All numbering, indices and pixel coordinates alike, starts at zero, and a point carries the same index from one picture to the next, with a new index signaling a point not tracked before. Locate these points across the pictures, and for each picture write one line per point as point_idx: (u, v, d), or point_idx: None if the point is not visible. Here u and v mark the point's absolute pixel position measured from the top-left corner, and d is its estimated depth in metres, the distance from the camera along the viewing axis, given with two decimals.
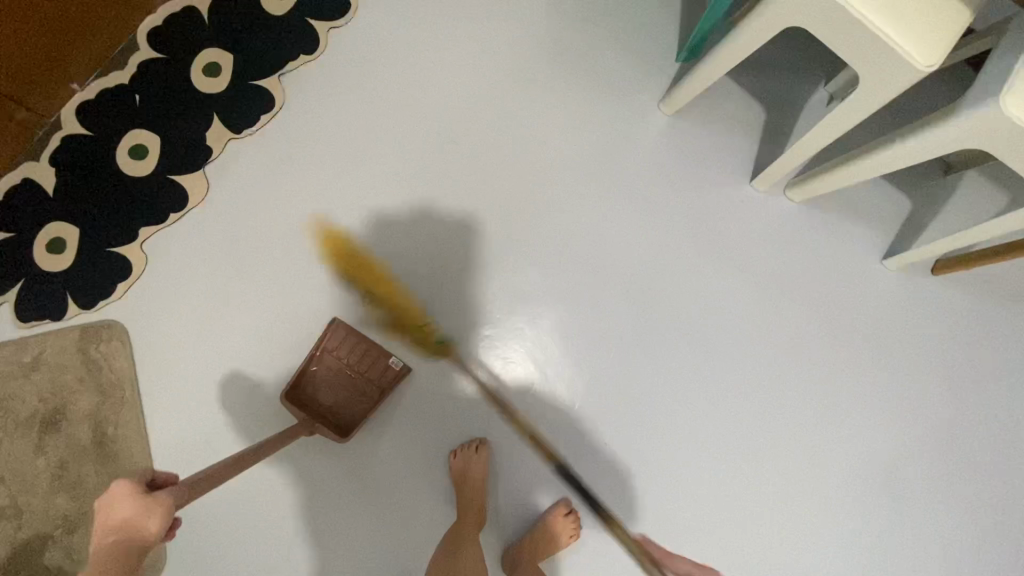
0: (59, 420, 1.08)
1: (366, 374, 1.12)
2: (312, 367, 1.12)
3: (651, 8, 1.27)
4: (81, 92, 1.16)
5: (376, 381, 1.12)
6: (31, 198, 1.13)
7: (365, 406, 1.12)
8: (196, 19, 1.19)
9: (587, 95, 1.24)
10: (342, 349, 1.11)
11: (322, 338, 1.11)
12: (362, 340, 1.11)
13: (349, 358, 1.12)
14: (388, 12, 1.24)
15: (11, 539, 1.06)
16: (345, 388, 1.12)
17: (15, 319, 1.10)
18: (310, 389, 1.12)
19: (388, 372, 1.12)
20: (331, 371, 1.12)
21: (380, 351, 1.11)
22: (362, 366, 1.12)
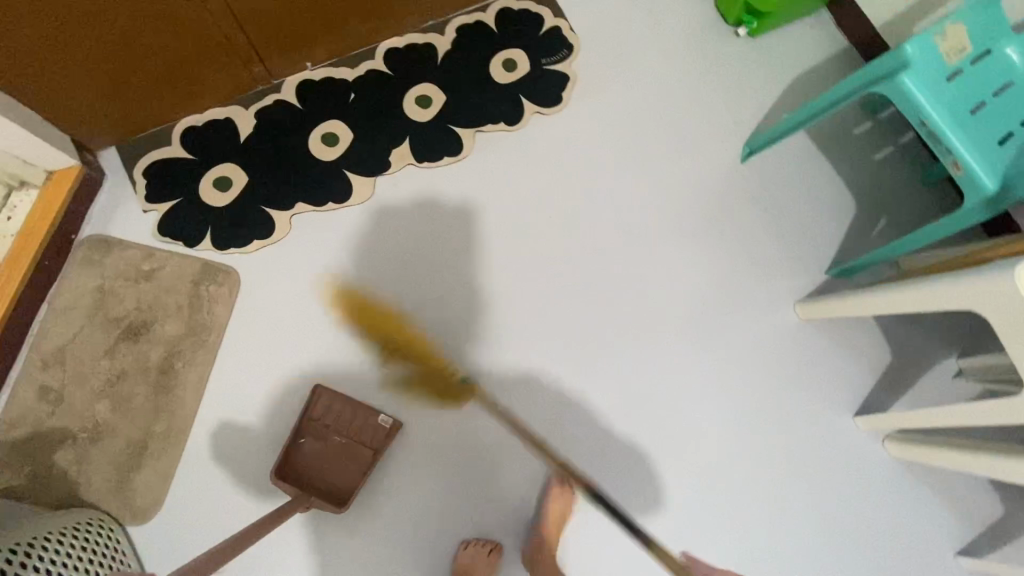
0: (140, 334, 1.11)
1: (358, 436, 1.10)
2: (300, 440, 1.10)
3: (821, 218, 1.32)
4: (309, 71, 1.28)
5: (366, 443, 1.10)
6: (223, 136, 1.22)
7: (359, 471, 1.10)
8: (431, 55, 1.31)
9: (732, 267, 1.28)
10: (330, 415, 1.10)
11: (307, 408, 1.10)
12: (349, 403, 1.11)
13: (337, 425, 1.10)
14: (591, 117, 1.33)
15: (40, 421, 1.07)
16: (335, 456, 1.10)
17: (156, 229, 1.16)
18: (300, 461, 1.09)
19: (378, 433, 1.11)
20: (321, 440, 1.10)
21: (367, 413, 1.11)
22: (352, 429, 1.10)
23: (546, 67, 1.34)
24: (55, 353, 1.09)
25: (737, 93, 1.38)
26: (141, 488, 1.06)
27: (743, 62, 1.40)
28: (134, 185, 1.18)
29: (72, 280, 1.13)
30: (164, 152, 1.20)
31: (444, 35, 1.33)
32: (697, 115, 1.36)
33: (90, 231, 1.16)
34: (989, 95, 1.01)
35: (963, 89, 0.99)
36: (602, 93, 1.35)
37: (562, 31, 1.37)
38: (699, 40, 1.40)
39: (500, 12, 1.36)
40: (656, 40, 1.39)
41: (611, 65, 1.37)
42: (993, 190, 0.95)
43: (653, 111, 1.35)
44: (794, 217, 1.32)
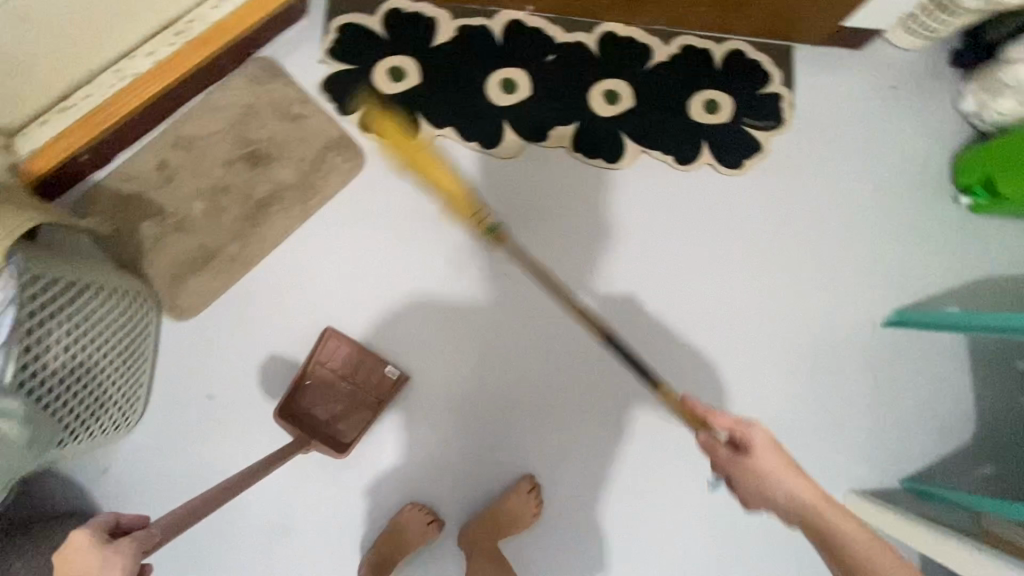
0: (259, 163, 1.16)
1: (363, 383, 1.11)
2: (306, 383, 1.11)
3: (920, 424, 1.21)
4: (526, 14, 1.25)
5: (371, 391, 1.12)
6: (420, 31, 1.23)
7: (362, 421, 1.11)
8: (643, 58, 1.25)
9: (804, 415, 1.21)
10: (336, 360, 1.11)
11: (314, 352, 1.11)
12: (359, 350, 1.12)
13: (342, 371, 1.11)
14: (757, 199, 1.25)
15: (144, 187, 1.14)
16: (338, 403, 1.11)
17: (321, 83, 1.20)
18: (302, 405, 1.10)
19: (383, 382, 1.12)
20: (325, 385, 1.11)
21: (374, 362, 1.12)
22: (358, 375, 1.12)
23: (744, 128, 1.25)
24: (185, 139, 1.15)
25: (912, 258, 1.25)
26: (188, 292, 1.12)
27: (938, 231, 1.26)
28: (325, 34, 1.21)
29: (232, 86, 1.18)
30: (365, 20, 1.22)
31: (667, 45, 1.26)
32: (858, 255, 1.25)
33: (270, 53, 1.20)
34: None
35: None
36: (781, 183, 1.26)
37: (780, 101, 1.27)
38: (907, 185, 1.27)
39: (732, 52, 1.28)
40: (864, 161, 1.28)
41: (806, 160, 1.27)
42: None
43: (818, 226, 1.26)
44: (890, 407, 1.22)
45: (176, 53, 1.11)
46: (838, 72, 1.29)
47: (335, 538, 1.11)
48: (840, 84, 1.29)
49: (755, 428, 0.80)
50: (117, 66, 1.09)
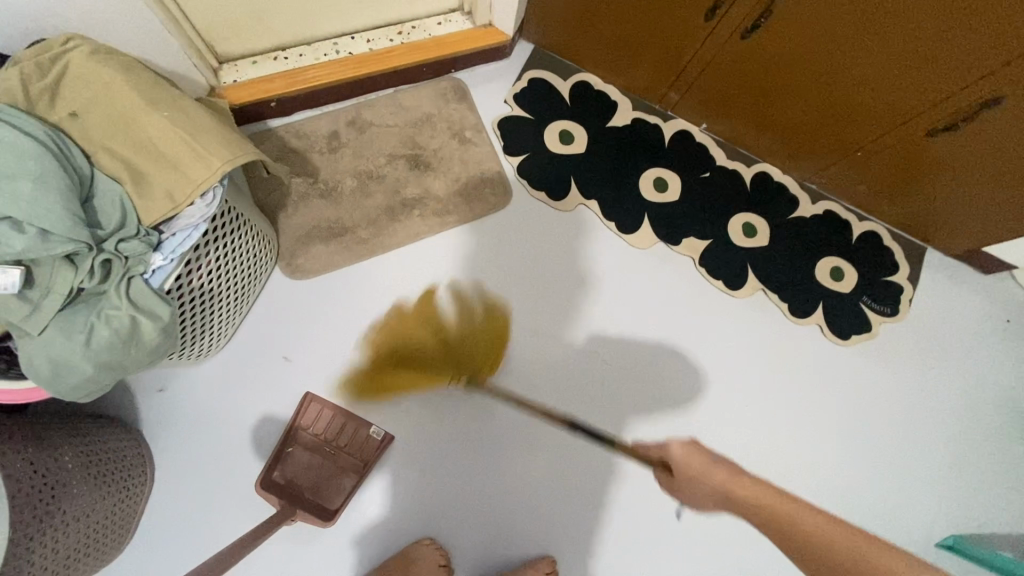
0: (417, 167, 1.22)
1: (346, 449, 1.06)
2: (287, 448, 1.05)
3: None
4: (697, 130, 1.33)
5: (355, 455, 1.06)
6: (599, 110, 1.31)
7: (346, 484, 1.05)
8: (788, 207, 1.31)
9: None
10: (318, 423, 1.06)
11: (296, 417, 1.06)
12: (340, 414, 1.07)
13: (324, 436, 1.06)
14: (853, 375, 1.26)
15: (309, 148, 1.19)
16: (318, 470, 1.05)
17: (498, 120, 1.28)
18: (286, 471, 1.04)
19: (368, 446, 1.07)
20: (308, 450, 1.06)
21: (354, 425, 1.07)
22: (341, 440, 1.06)
23: (861, 304, 1.28)
24: (363, 122, 1.22)
25: (984, 490, 1.24)
26: (308, 255, 1.14)
27: (1015, 473, 1.25)
28: (517, 81, 1.30)
29: (421, 93, 1.26)
30: (556, 82, 1.31)
31: (813, 204, 1.32)
32: (934, 466, 1.24)
33: (464, 78, 1.29)
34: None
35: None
36: (881, 369, 1.27)
37: (900, 293, 1.31)
38: (996, 417, 1.28)
39: (869, 232, 1.33)
40: (963, 378, 1.29)
41: (910, 357, 1.29)
42: None
43: (903, 424, 1.25)
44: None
45: (391, 48, 1.19)
46: (960, 287, 1.34)
47: (343, 547, 1.06)
48: (959, 299, 1.33)
49: (668, 446, 0.68)
50: (337, 41, 1.18)
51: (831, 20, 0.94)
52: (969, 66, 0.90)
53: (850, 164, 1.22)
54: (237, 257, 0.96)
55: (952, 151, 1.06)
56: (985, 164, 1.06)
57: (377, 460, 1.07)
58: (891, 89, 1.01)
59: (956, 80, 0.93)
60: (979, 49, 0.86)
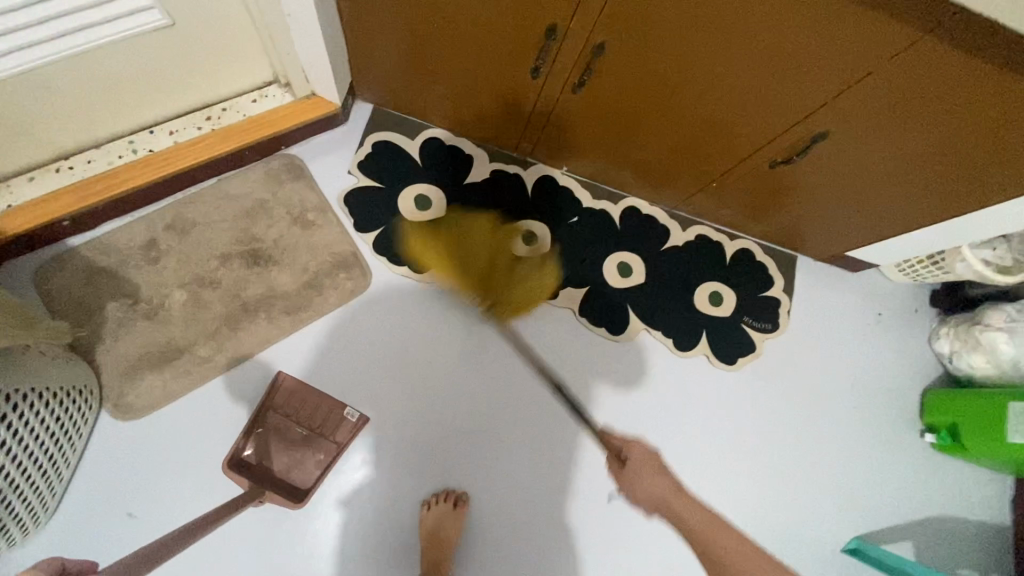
0: (257, 264, 1.09)
1: (318, 428, 1.05)
2: (258, 428, 1.03)
3: None
4: (559, 172, 1.28)
5: (327, 434, 1.05)
6: (453, 166, 1.23)
7: (318, 468, 1.04)
8: (661, 238, 1.29)
9: None
10: (291, 403, 1.04)
11: (267, 398, 1.04)
12: (315, 393, 1.05)
13: (296, 416, 1.04)
14: (745, 398, 1.27)
15: (124, 264, 1.04)
16: (290, 453, 1.03)
17: (343, 193, 1.17)
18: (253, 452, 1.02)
19: (340, 427, 1.06)
20: (279, 435, 1.03)
21: (330, 409, 1.05)
22: (314, 419, 1.05)
23: (743, 325, 1.29)
24: (184, 222, 1.08)
25: (879, 484, 1.29)
26: (141, 388, 1.01)
27: (903, 461, 1.31)
28: (359, 147, 1.20)
29: (249, 178, 1.12)
30: (402, 143, 1.22)
31: (684, 231, 1.31)
32: (830, 470, 1.27)
33: (297, 152, 1.16)
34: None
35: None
36: (769, 386, 1.28)
37: (779, 306, 1.32)
38: (880, 410, 1.33)
39: (742, 250, 1.33)
40: (846, 379, 1.33)
41: (795, 367, 1.31)
42: None
43: (797, 436, 1.27)
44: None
45: (200, 137, 1.05)
46: (832, 289, 1.37)
47: None
48: (832, 302, 1.37)
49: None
50: (133, 138, 1.03)
51: (658, 71, 0.88)
52: (797, 107, 0.87)
53: (710, 192, 1.21)
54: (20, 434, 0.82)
55: (797, 177, 1.06)
56: (828, 187, 1.07)
57: (351, 444, 1.06)
58: (729, 130, 0.98)
59: (786, 120, 0.91)
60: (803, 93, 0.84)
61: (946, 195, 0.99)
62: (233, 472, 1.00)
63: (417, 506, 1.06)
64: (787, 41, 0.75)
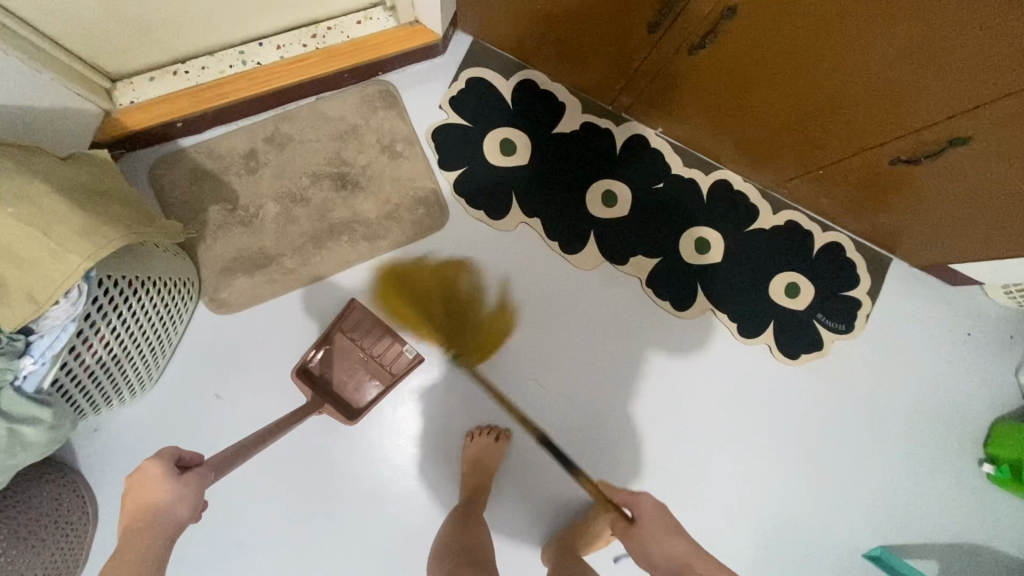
0: (344, 188, 1.13)
1: (380, 357, 1.10)
2: (325, 346, 1.09)
3: None
4: (652, 133, 1.22)
5: (387, 365, 1.10)
6: (545, 114, 1.20)
7: (374, 390, 1.09)
8: (746, 218, 1.23)
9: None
10: (358, 330, 1.10)
11: (337, 321, 1.10)
12: (381, 325, 1.10)
13: (361, 342, 1.10)
14: (799, 395, 1.25)
15: (226, 171, 1.11)
16: (351, 372, 1.09)
17: (432, 127, 1.17)
18: (318, 367, 1.08)
19: (399, 360, 1.10)
20: (343, 353, 1.10)
21: (391, 338, 1.11)
22: (376, 349, 1.10)
23: (815, 322, 1.24)
24: (282, 137, 1.12)
25: (922, 501, 1.26)
26: (233, 289, 1.10)
27: (955, 485, 1.27)
28: (453, 81, 1.18)
29: (345, 101, 1.14)
30: (496, 82, 1.19)
31: (774, 214, 1.24)
32: (873, 478, 1.25)
33: (393, 80, 1.16)
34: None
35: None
36: (827, 387, 1.25)
37: (858, 309, 1.26)
38: (941, 432, 1.28)
39: (832, 243, 1.25)
40: (913, 394, 1.27)
41: (860, 374, 1.26)
42: None
43: (845, 442, 1.25)
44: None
45: (305, 55, 1.07)
46: (921, 300, 1.28)
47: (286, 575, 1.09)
48: (918, 313, 1.28)
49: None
50: (243, 49, 1.06)
51: (789, 45, 0.80)
52: (941, 107, 0.78)
53: (819, 178, 1.12)
54: (148, 314, 0.94)
55: (915, 179, 0.97)
56: (948, 195, 0.98)
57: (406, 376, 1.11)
58: (853, 118, 0.89)
59: (955, 126, 0.80)
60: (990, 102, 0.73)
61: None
62: (299, 379, 1.06)
63: (462, 436, 1.12)
64: (967, 39, 0.66)
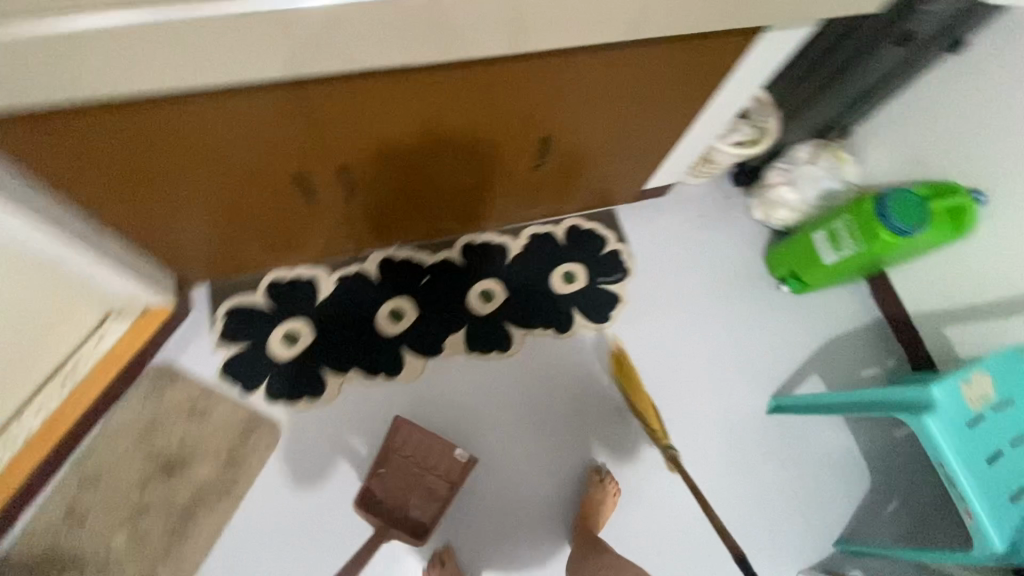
0: (175, 471, 1.18)
1: (432, 469, 1.25)
2: (379, 470, 1.25)
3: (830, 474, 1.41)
4: (393, 249, 1.43)
5: (442, 475, 1.25)
6: (304, 294, 1.36)
7: (430, 506, 1.23)
8: (501, 255, 1.49)
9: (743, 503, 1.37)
10: (408, 446, 1.25)
11: (389, 440, 1.26)
12: (427, 438, 1.25)
13: (417, 455, 1.25)
14: (634, 340, 1.47)
15: (56, 540, 1.11)
16: (409, 488, 1.24)
17: (219, 369, 1.26)
18: (376, 488, 1.24)
19: (449, 465, 1.26)
20: (400, 470, 1.25)
21: (443, 445, 1.26)
22: (430, 462, 1.26)
23: (601, 285, 1.50)
24: (90, 474, 1.15)
25: (768, 342, 1.51)
26: None
27: (778, 315, 1.53)
28: (212, 323, 1.29)
29: (128, 405, 1.20)
30: (247, 299, 1.32)
31: (517, 239, 1.51)
32: (727, 354, 1.48)
33: (160, 359, 1.25)
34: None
35: (999, 423, 1.08)
36: (646, 320, 1.49)
37: (620, 255, 1.54)
38: (740, 288, 1.57)
39: (570, 227, 1.55)
40: (703, 279, 1.55)
41: (660, 293, 1.52)
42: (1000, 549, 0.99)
43: (689, 345, 1.48)
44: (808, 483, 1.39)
45: (69, 394, 1.16)
46: (655, 217, 1.60)
47: None
48: (660, 227, 1.59)
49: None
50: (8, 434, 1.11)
51: (405, 153, 1.04)
52: (521, 124, 1.05)
53: (519, 198, 1.39)
54: None
55: (564, 162, 1.26)
56: (591, 157, 1.28)
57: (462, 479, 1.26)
58: (489, 160, 1.16)
59: (515, 126, 1.04)
60: (512, 105, 0.97)
61: (688, 110, 1.17)
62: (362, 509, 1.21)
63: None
64: (484, 92, 0.92)
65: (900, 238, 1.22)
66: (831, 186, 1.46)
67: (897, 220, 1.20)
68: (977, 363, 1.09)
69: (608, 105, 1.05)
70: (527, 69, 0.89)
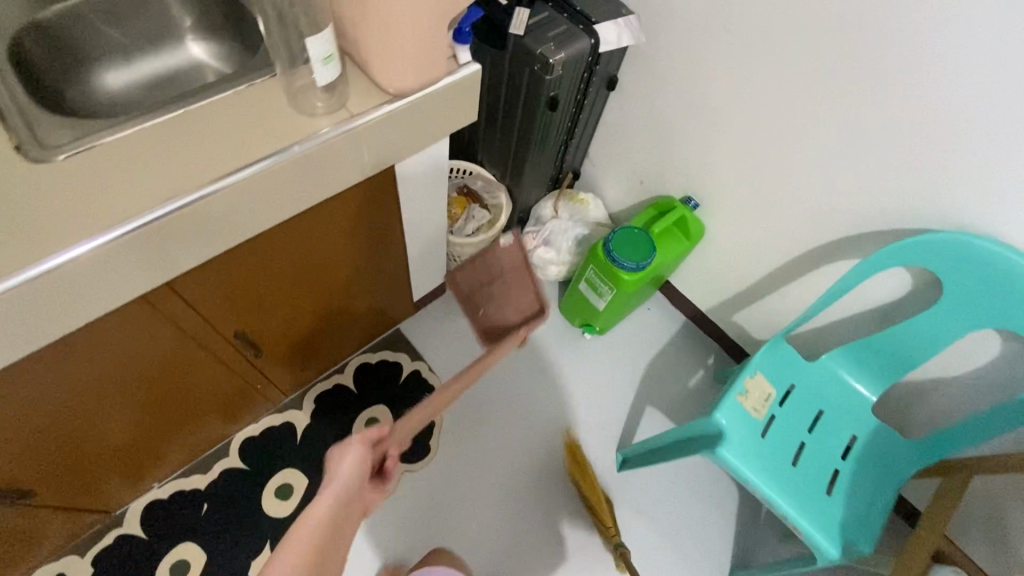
0: None
1: (511, 266, 1.23)
2: (479, 312, 1.37)
3: (701, 504, 1.37)
4: (157, 488, 1.23)
5: (518, 269, 1.23)
6: None
7: (530, 286, 1.20)
8: (289, 434, 1.32)
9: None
10: (481, 276, 1.32)
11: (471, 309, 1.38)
12: (489, 272, 1.29)
13: (491, 280, 1.29)
14: (463, 457, 1.37)
15: None
16: (512, 287, 1.24)
17: None
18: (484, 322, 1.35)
19: (517, 284, 1.22)
20: (498, 291, 1.28)
21: (494, 267, 1.28)
22: (506, 274, 1.25)
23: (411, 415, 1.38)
24: None
25: (591, 399, 1.48)
26: None
27: (591, 365, 1.53)
28: None
29: None
30: None
31: (302, 407, 1.35)
32: (558, 430, 1.43)
33: None
34: (818, 407, 1.10)
35: (788, 415, 1.08)
36: (467, 432, 1.40)
37: (421, 373, 1.44)
38: (550, 351, 1.53)
39: (358, 368, 1.42)
40: (511, 360, 1.50)
41: (474, 395, 1.44)
42: (837, 556, 0.95)
43: (520, 436, 1.41)
44: (682, 520, 1.35)
45: None
46: (444, 318, 1.53)
47: None
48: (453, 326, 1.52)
49: None
50: None
51: (61, 432, 0.88)
52: (191, 343, 0.93)
53: (276, 376, 1.25)
54: None
55: (292, 331, 1.14)
56: (322, 312, 1.17)
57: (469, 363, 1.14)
58: (189, 378, 1.02)
59: (156, 362, 0.90)
60: (123, 355, 0.83)
61: (381, 239, 1.10)
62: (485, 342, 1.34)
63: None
64: (100, 352, 0.79)
65: (639, 274, 1.20)
66: (583, 233, 1.48)
67: (626, 261, 1.19)
68: (742, 371, 1.08)
69: (281, 282, 0.95)
70: (111, 324, 0.77)
